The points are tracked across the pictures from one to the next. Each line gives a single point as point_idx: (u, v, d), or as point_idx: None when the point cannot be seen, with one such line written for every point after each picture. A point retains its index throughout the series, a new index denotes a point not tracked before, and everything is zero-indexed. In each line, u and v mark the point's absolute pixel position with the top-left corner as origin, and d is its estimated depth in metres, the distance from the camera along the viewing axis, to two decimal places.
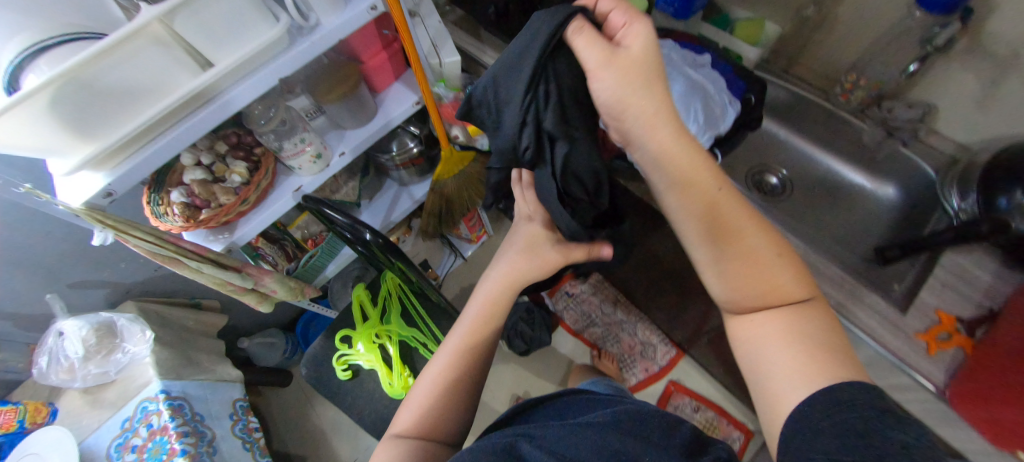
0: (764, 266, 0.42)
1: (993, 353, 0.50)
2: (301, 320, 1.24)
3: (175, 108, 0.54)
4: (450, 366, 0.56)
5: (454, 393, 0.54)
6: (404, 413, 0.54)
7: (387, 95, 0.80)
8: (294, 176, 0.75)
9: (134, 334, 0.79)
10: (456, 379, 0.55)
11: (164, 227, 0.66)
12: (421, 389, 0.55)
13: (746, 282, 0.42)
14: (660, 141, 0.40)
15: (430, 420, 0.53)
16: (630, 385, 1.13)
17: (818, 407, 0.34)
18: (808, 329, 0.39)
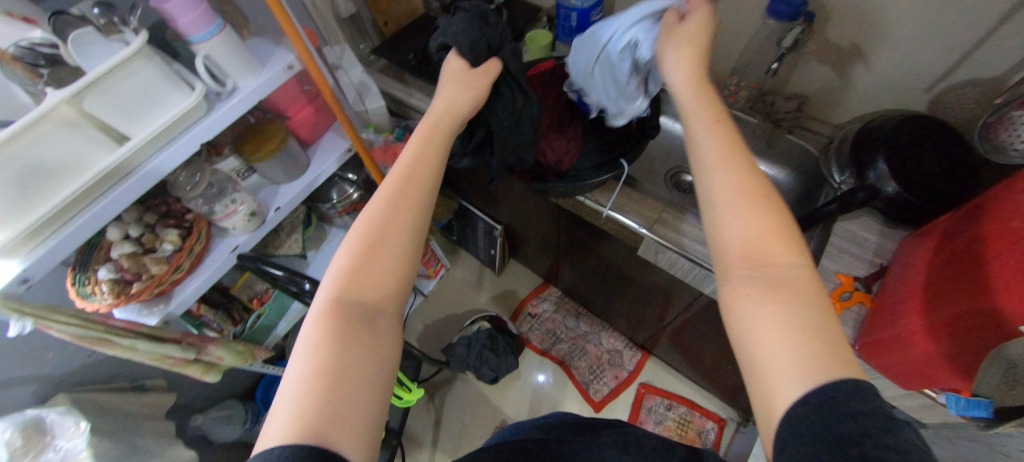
0: (776, 237, 0.37)
1: (885, 303, 0.56)
2: (260, 385, 1.19)
3: (92, 184, 0.54)
4: (385, 217, 0.45)
5: (390, 253, 0.44)
6: (334, 281, 0.42)
7: (319, 147, 0.83)
8: (229, 236, 0.76)
9: (67, 429, 0.73)
10: (391, 232, 0.44)
11: (92, 307, 0.63)
12: (350, 241, 0.44)
13: (760, 240, 0.37)
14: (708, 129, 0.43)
15: (366, 283, 0.42)
16: (603, 394, 1.15)
17: (810, 407, 0.29)
18: (803, 310, 0.33)
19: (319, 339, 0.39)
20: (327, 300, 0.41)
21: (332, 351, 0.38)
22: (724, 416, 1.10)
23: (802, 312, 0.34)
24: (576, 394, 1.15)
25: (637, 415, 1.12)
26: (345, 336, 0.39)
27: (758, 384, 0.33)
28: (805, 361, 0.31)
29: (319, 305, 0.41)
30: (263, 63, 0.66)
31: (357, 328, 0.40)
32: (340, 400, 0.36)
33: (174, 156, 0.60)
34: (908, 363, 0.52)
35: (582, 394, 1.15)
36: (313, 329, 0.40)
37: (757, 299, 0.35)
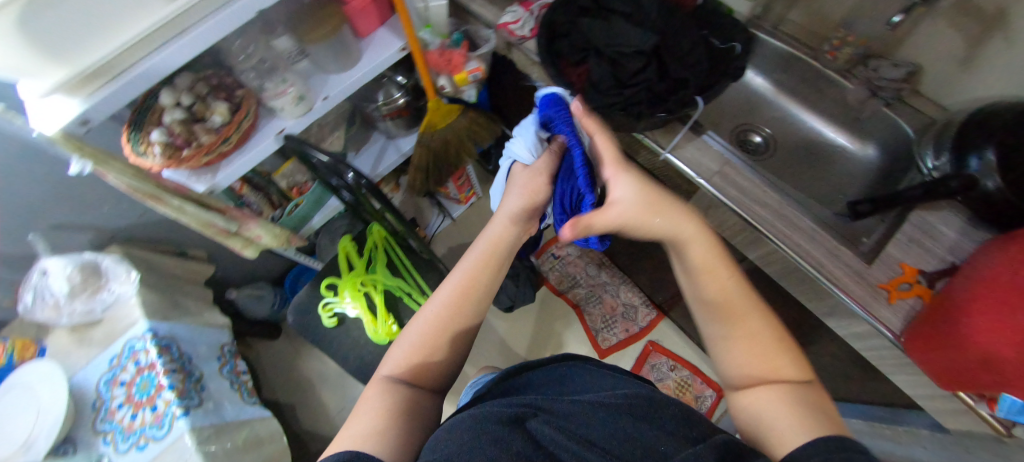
0: (763, 346, 0.41)
1: (943, 300, 0.53)
2: (290, 274, 1.25)
3: (151, 35, 0.53)
4: (438, 307, 0.48)
5: (442, 338, 0.47)
6: (392, 355, 0.47)
7: (372, 40, 0.79)
8: (277, 118, 0.74)
9: (119, 275, 0.80)
10: (447, 316, 0.48)
11: (144, 167, 0.64)
12: (415, 329, 0.48)
13: (754, 358, 0.41)
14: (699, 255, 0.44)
15: (421, 352, 0.46)
16: (610, 344, 1.14)
17: (824, 443, 0.31)
18: (800, 402, 0.36)
19: (369, 406, 0.41)
20: (385, 374, 0.45)
21: (384, 417, 0.40)
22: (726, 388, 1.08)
23: (805, 398, 0.37)
24: (584, 338, 1.16)
25: (639, 369, 1.11)
26: (393, 400, 0.42)
27: (769, 436, 0.36)
28: (799, 421, 0.34)
29: (373, 379, 0.45)
30: None
31: (403, 398, 0.43)
32: (368, 439, 0.37)
33: (228, 22, 0.56)
34: (944, 358, 0.50)
35: (590, 339, 1.15)
36: (366, 397, 0.42)
37: (767, 393, 0.38)
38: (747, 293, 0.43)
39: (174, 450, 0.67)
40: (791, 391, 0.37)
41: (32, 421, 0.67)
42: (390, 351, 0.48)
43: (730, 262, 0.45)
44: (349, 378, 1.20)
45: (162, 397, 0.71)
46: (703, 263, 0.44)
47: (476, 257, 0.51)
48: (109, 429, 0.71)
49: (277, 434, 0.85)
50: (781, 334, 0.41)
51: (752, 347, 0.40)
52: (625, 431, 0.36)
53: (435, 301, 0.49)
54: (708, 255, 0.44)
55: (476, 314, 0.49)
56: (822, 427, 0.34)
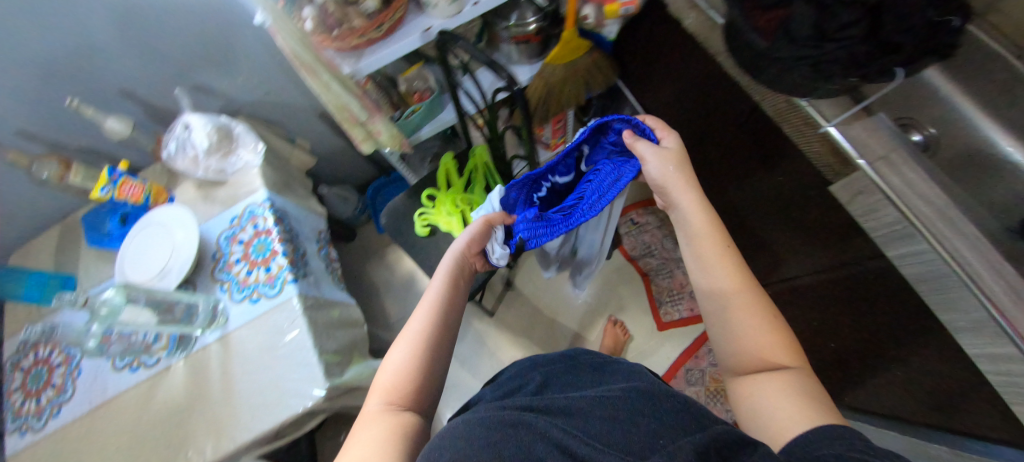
0: (762, 338, 0.55)
1: None
2: (373, 184, 1.29)
3: None
4: (411, 338, 0.60)
5: (418, 357, 0.58)
6: (380, 384, 0.56)
7: None
8: (424, 16, 0.73)
9: (247, 144, 0.84)
10: (418, 337, 0.60)
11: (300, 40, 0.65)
12: (395, 359, 0.58)
13: (745, 344, 0.56)
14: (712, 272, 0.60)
15: (405, 376, 0.56)
16: (671, 320, 1.13)
17: (815, 433, 0.44)
18: (797, 390, 0.50)
19: (371, 429, 0.50)
20: (376, 404, 0.54)
21: (386, 440, 0.49)
22: None
23: (796, 378, 0.52)
24: (644, 306, 1.17)
25: (695, 349, 1.10)
26: (389, 420, 0.52)
27: (773, 427, 0.49)
28: (798, 414, 0.48)
29: (364, 412, 0.54)
30: None
31: (395, 417, 0.52)
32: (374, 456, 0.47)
33: None
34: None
35: (652, 309, 1.15)
36: (364, 426, 0.51)
37: (768, 386, 0.52)
38: (739, 290, 0.58)
39: (285, 309, 0.73)
40: (783, 374, 0.52)
41: (169, 254, 0.73)
42: (377, 383, 0.57)
43: (734, 261, 0.60)
44: (411, 293, 1.26)
45: (276, 261, 0.76)
46: (717, 263, 0.60)
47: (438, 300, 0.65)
48: (226, 279, 0.77)
49: (359, 321, 0.88)
50: (772, 317, 0.56)
51: (746, 335, 0.56)
52: (629, 423, 0.48)
53: (406, 340, 0.60)
54: (718, 257, 0.60)
55: (443, 338, 0.62)
56: (811, 409, 0.48)
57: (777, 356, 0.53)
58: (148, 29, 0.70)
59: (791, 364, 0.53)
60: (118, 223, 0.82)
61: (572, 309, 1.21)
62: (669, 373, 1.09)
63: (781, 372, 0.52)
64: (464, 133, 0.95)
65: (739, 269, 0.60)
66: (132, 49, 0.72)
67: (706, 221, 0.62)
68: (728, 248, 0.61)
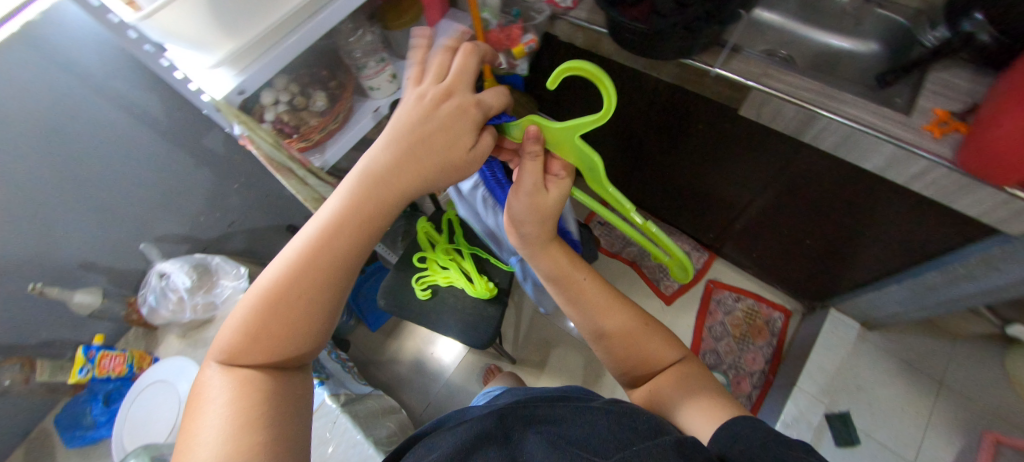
0: (638, 340, 0.54)
1: (989, 127, 0.56)
2: (350, 288, 1.20)
3: (293, 14, 0.63)
4: (288, 277, 0.39)
5: (318, 276, 0.40)
6: (246, 343, 0.39)
7: (436, 30, 0.89)
8: (368, 101, 0.84)
9: (228, 271, 0.82)
10: (294, 289, 0.39)
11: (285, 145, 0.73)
12: (322, 256, 0.40)
13: (627, 352, 0.54)
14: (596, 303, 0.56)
15: (266, 333, 0.39)
16: (673, 290, 1.20)
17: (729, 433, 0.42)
18: (694, 381, 0.50)
19: (261, 399, 0.37)
20: (253, 371, 0.38)
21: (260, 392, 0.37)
22: (790, 308, 1.15)
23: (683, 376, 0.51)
24: (647, 290, 1.22)
25: (706, 307, 1.18)
26: (278, 397, 0.38)
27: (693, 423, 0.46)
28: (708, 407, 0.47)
29: (206, 386, 0.38)
30: None
31: (272, 388, 0.38)
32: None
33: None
34: (997, 146, 0.55)
35: (654, 290, 1.21)
36: (216, 403, 0.37)
37: (672, 387, 0.50)
38: (606, 317, 0.55)
39: (321, 416, 0.69)
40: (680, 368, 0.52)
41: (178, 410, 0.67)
42: (288, 288, 0.40)
43: (592, 308, 0.55)
44: (428, 375, 1.20)
45: None
46: (601, 306, 0.55)
47: (364, 203, 0.42)
48: None
49: (394, 408, 0.83)
50: (647, 337, 0.54)
51: (636, 357, 0.53)
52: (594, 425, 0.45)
53: (335, 238, 0.41)
54: (593, 300, 0.56)
55: (350, 272, 0.43)
56: (710, 393, 0.48)
57: (662, 362, 0.53)
58: (115, 193, 0.72)
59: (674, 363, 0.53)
60: (102, 405, 0.74)
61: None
62: (697, 338, 1.14)
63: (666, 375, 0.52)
64: None
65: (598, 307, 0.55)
66: (87, 221, 0.71)
67: (534, 207, 0.51)
68: (536, 208, 0.51)
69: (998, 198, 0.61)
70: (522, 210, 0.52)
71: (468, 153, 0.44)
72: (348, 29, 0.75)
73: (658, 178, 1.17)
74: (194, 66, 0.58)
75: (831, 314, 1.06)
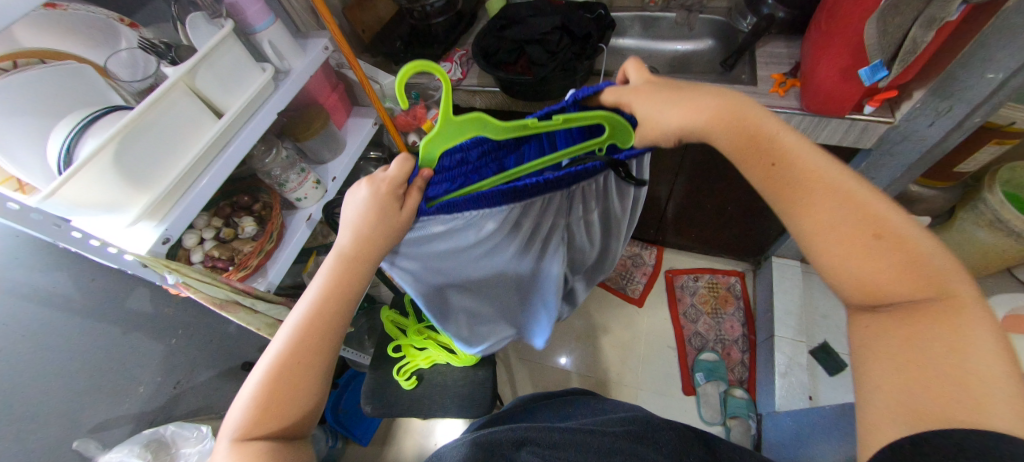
0: (906, 255, 0.35)
1: (813, 77, 0.71)
2: (327, 408, 1.10)
3: (206, 150, 0.64)
4: (287, 353, 0.42)
5: (309, 346, 0.43)
6: (250, 417, 0.41)
7: (346, 129, 0.95)
8: (299, 210, 0.85)
9: (189, 437, 0.77)
10: (295, 359, 0.42)
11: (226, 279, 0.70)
12: (306, 330, 0.43)
13: (867, 261, 0.36)
14: (831, 195, 0.38)
15: (268, 410, 0.41)
16: (640, 292, 1.26)
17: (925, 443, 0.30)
18: (965, 357, 0.32)
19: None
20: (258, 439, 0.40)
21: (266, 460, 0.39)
22: (741, 269, 1.26)
23: (954, 335, 0.33)
24: (617, 300, 1.26)
25: (674, 295, 1.24)
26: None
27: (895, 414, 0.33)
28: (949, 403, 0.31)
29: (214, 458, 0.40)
30: (303, 49, 0.80)
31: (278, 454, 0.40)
32: None
33: (264, 121, 0.71)
34: (828, 85, 0.69)
35: (623, 297, 1.26)
36: None
37: (906, 352, 0.34)
38: (844, 199, 0.37)
39: None
40: (943, 315, 0.34)
41: None
42: (281, 361, 0.42)
43: (818, 184, 0.38)
44: None
45: None
46: (839, 196, 0.37)
47: (342, 286, 0.44)
48: None
49: None
50: (903, 256, 0.35)
51: (855, 269, 0.36)
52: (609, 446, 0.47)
53: (315, 308, 0.44)
54: (815, 173, 0.39)
55: (338, 341, 0.45)
56: (992, 376, 0.31)
57: (906, 294, 0.35)
58: (33, 397, 0.63)
59: (940, 299, 0.34)
60: None
61: (566, 356, 1.21)
62: (678, 327, 1.19)
63: (897, 312, 0.35)
64: (386, 285, 1.01)
65: (836, 182, 0.38)
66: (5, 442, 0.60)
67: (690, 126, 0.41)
68: (704, 98, 0.42)
69: (844, 126, 0.74)
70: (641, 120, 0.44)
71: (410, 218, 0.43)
72: (260, 152, 0.77)
73: None
74: (110, 228, 0.56)
75: (775, 261, 1.16)
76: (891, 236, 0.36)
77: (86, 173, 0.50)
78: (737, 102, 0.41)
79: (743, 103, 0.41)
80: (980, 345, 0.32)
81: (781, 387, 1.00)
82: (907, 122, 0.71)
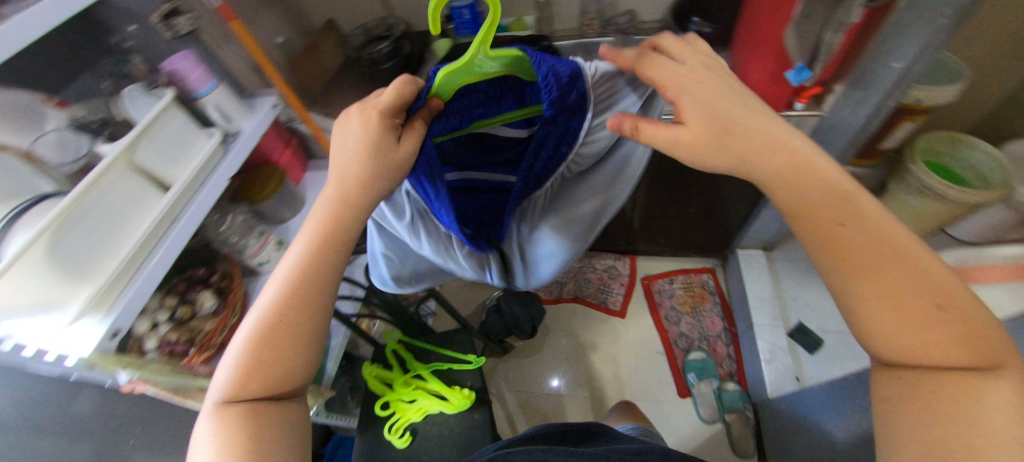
0: (947, 321, 0.37)
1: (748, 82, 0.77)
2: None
3: (154, 227, 0.59)
4: (276, 308, 0.44)
5: (298, 302, 0.45)
6: (242, 372, 0.44)
7: (304, 183, 0.91)
8: (262, 275, 0.80)
9: None
10: (283, 316, 0.44)
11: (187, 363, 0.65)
12: (294, 285, 0.45)
13: (904, 316, 0.38)
14: (874, 235, 0.39)
15: (257, 364, 0.43)
16: (620, 303, 1.27)
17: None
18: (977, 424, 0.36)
19: (257, 426, 0.42)
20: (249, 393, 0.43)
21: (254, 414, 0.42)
22: (711, 265, 1.31)
23: (979, 406, 0.36)
24: (600, 315, 1.27)
25: (653, 300, 1.27)
26: (271, 422, 0.43)
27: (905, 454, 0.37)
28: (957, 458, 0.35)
29: (211, 412, 0.44)
30: (251, 109, 0.77)
31: (263, 408, 0.43)
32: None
33: (215, 188, 0.67)
34: (762, 89, 0.75)
35: (606, 311, 1.27)
36: (215, 426, 0.42)
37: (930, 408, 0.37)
38: (903, 262, 0.38)
39: None
40: (978, 379, 0.37)
41: None
42: (271, 313, 0.45)
43: (862, 223, 0.40)
44: None
45: None
46: (894, 251, 0.39)
47: (326, 251, 0.46)
48: None
49: None
50: (957, 325, 0.37)
51: (911, 336, 0.38)
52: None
53: (303, 261, 0.46)
54: (862, 230, 0.39)
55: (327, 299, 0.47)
56: (1008, 434, 0.35)
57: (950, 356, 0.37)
58: None
59: (982, 367, 0.37)
60: None
61: (557, 378, 1.19)
62: (663, 331, 1.21)
63: (927, 368, 0.38)
64: (363, 338, 0.95)
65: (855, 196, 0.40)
66: None
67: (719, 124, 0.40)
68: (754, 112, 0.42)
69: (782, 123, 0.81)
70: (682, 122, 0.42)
71: (408, 154, 0.44)
72: (213, 220, 0.72)
73: None
74: (46, 333, 0.50)
75: (740, 253, 1.22)
76: (937, 297, 0.38)
77: (17, 273, 0.44)
78: (773, 126, 0.41)
79: (799, 148, 0.41)
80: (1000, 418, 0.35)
81: (769, 375, 1.03)
82: (835, 113, 0.79)
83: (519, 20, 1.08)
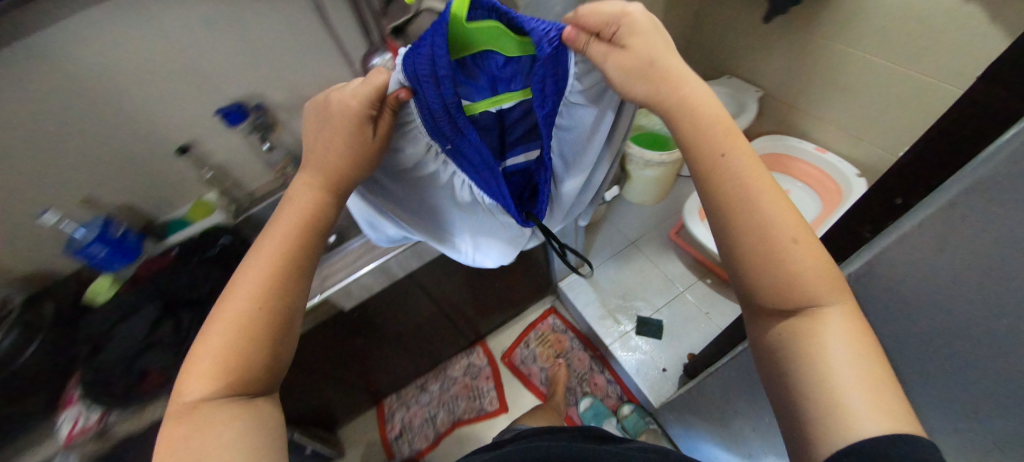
0: (813, 266, 0.37)
1: None
2: None
3: None
4: (247, 297, 0.39)
5: (264, 288, 0.40)
6: (198, 369, 0.37)
7: None
8: None
9: None
10: (254, 304, 0.39)
11: None
12: (263, 254, 0.41)
13: (760, 256, 0.38)
14: (748, 168, 0.39)
15: (225, 363, 0.37)
16: (495, 400, 1.16)
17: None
18: (864, 368, 0.35)
19: (224, 428, 0.35)
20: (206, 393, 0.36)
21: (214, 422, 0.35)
22: (549, 305, 1.30)
23: (861, 353, 0.36)
24: (487, 425, 1.14)
25: (523, 375, 1.19)
26: (231, 427, 0.35)
27: (817, 412, 0.36)
28: (848, 420, 0.34)
29: (169, 415, 0.36)
30: None
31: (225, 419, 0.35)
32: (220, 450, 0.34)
33: None
34: None
35: (489, 417, 1.15)
36: (180, 431, 0.35)
37: (809, 362, 0.37)
38: (755, 213, 0.38)
39: None
40: (812, 321, 0.37)
41: None
42: (236, 304, 0.39)
43: (735, 150, 0.39)
44: None
45: None
46: (771, 194, 0.38)
47: (309, 209, 0.43)
48: None
49: None
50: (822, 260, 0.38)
51: (780, 279, 0.37)
52: None
53: (268, 245, 0.42)
54: (752, 174, 0.39)
55: (300, 288, 0.42)
56: (865, 416, 0.34)
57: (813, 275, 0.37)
58: None
59: (824, 298, 0.37)
60: None
61: None
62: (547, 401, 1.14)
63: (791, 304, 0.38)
64: None
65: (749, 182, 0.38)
66: None
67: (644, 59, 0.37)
68: (663, 55, 0.38)
69: None
70: (620, 45, 0.37)
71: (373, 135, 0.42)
72: None
73: (385, 368, 1.09)
74: None
75: (563, 286, 1.23)
76: (793, 251, 0.37)
77: None
78: (683, 84, 0.39)
79: (684, 96, 0.39)
80: (871, 371, 0.35)
81: (647, 386, 1.05)
82: None
83: (201, 207, 0.90)
